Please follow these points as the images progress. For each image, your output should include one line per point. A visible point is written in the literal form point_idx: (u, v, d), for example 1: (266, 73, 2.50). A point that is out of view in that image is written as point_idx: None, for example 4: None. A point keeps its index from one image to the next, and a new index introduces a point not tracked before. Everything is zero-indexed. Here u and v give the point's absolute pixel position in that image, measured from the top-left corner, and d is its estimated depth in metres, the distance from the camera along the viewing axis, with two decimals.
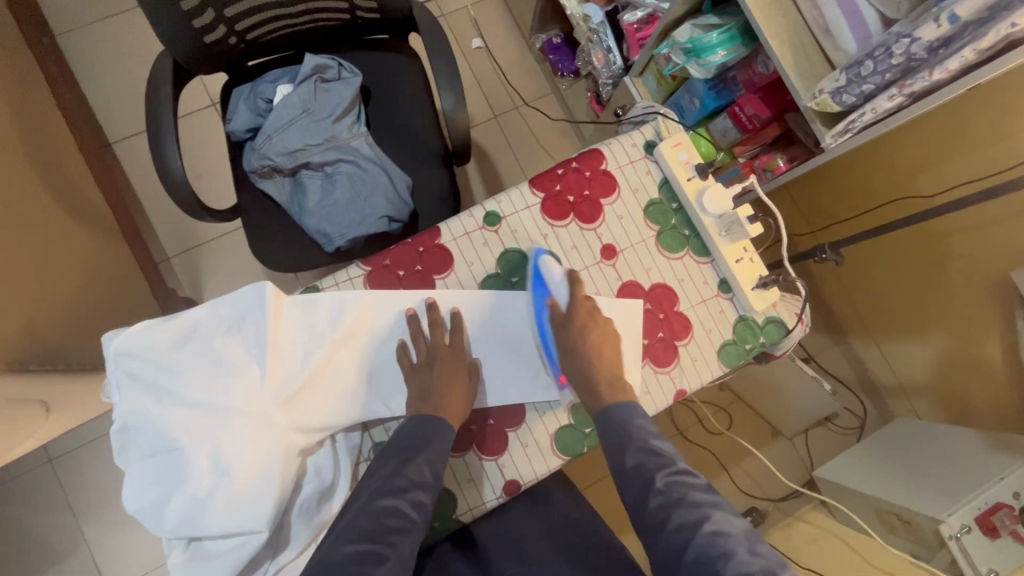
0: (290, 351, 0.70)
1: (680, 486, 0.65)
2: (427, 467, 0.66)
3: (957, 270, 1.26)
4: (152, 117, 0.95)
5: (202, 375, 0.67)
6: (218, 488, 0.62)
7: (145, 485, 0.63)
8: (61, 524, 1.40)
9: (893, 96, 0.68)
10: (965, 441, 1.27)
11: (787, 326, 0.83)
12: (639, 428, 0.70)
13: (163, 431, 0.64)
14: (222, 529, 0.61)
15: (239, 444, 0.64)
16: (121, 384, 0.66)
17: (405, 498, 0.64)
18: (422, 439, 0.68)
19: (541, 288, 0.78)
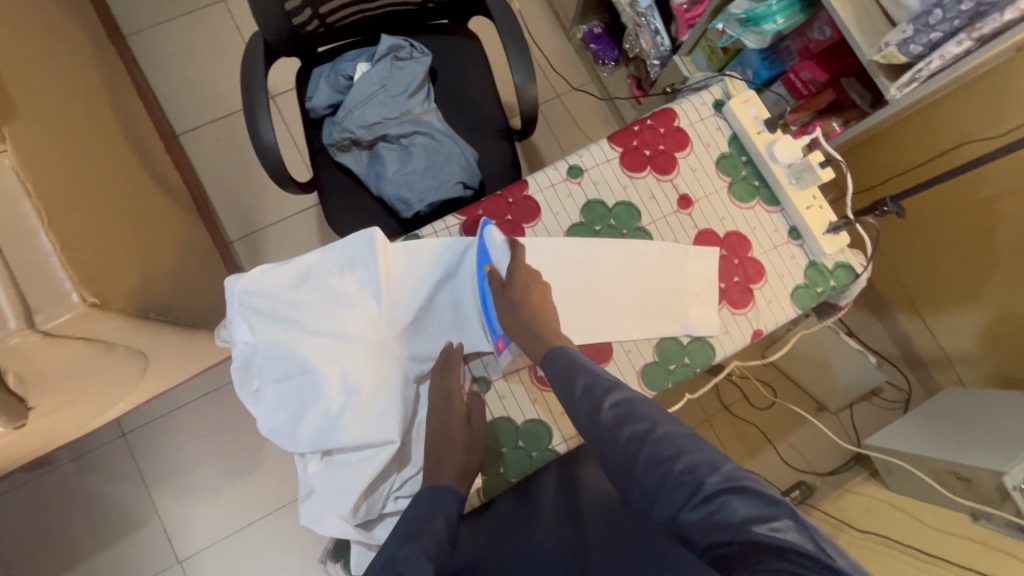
0: (397, 290, 0.75)
1: (629, 405, 0.63)
2: (427, 557, 0.59)
3: (1004, 233, 1.29)
4: (247, 91, 1.02)
5: (322, 310, 0.72)
6: (348, 406, 0.67)
7: (277, 407, 0.68)
8: (134, 494, 1.46)
9: (962, 41, 0.73)
10: (1021, 404, 1.28)
11: (855, 271, 0.87)
12: (591, 363, 0.69)
13: (291, 358, 0.69)
14: (355, 443, 0.66)
15: (364, 367, 0.69)
16: (250, 319, 0.72)
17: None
18: (428, 512, 0.64)
19: (482, 255, 0.77)
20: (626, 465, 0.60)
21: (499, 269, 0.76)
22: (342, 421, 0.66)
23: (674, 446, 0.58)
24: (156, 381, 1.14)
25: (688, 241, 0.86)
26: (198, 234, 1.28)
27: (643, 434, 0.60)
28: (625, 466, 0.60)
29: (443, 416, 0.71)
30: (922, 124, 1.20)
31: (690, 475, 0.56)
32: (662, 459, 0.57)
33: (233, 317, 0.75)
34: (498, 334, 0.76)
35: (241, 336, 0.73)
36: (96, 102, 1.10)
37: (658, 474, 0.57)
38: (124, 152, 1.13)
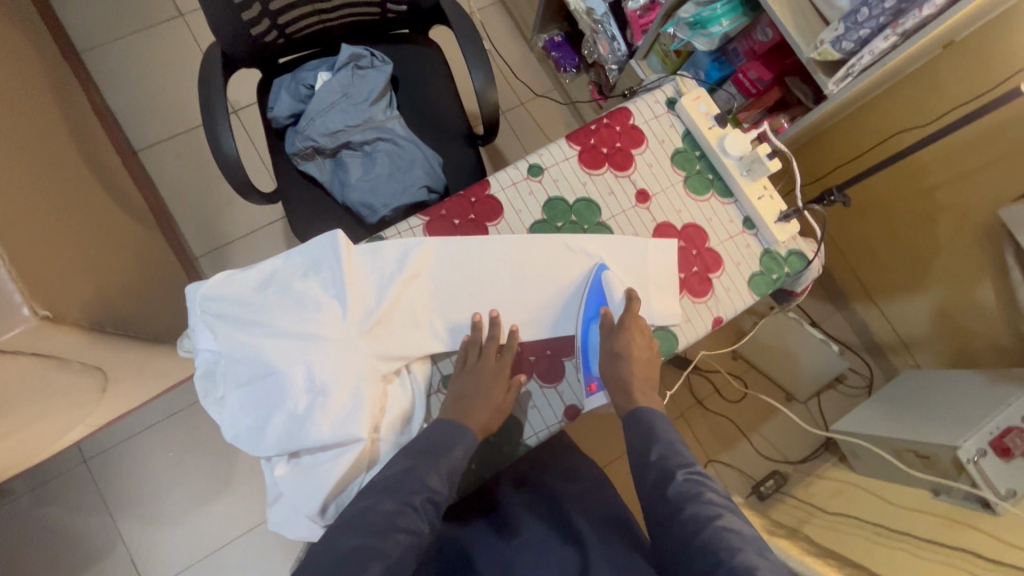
0: (363, 288, 0.76)
1: (700, 484, 0.71)
2: (441, 476, 0.68)
3: (944, 220, 1.36)
4: (205, 102, 1.01)
5: (286, 311, 0.72)
6: (314, 404, 0.66)
7: (240, 414, 0.67)
8: (100, 521, 1.40)
9: (888, 36, 0.78)
10: (973, 382, 1.35)
11: (807, 258, 0.91)
12: (670, 434, 0.77)
13: (254, 361, 0.68)
14: (322, 442, 0.65)
15: (329, 366, 0.68)
16: (212, 326, 0.71)
17: (415, 502, 0.65)
18: (446, 445, 0.70)
19: (599, 297, 0.85)
20: (683, 545, 0.66)
21: (613, 313, 0.83)
22: (309, 421, 0.66)
23: (729, 536, 0.64)
24: (120, 400, 1.10)
25: (647, 234, 0.89)
26: (158, 248, 1.25)
27: (707, 516, 0.67)
28: (682, 545, 0.67)
29: (485, 376, 0.75)
30: (861, 118, 1.26)
31: (743, 571, 0.60)
32: (716, 549, 0.63)
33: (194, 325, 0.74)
34: (593, 375, 0.82)
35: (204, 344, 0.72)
36: (47, 116, 1.08)
37: (710, 559, 0.63)
38: (78, 167, 1.10)
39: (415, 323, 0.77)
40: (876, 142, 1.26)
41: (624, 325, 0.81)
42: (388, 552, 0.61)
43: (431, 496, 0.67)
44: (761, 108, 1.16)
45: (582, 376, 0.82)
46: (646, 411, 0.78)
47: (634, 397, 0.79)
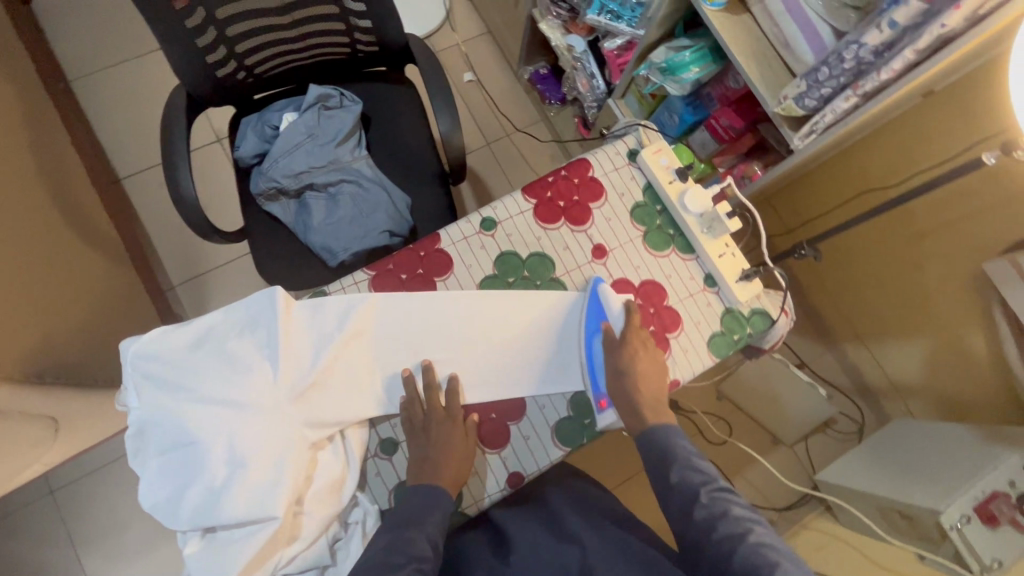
0: (301, 349, 0.74)
1: (725, 501, 0.68)
2: (427, 542, 0.67)
3: (933, 267, 1.31)
4: (167, 145, 1.01)
5: (216, 374, 0.70)
6: (232, 479, 0.65)
7: (157, 483, 0.66)
8: (64, 554, 1.38)
9: (848, 97, 0.75)
10: (962, 438, 1.28)
11: (771, 317, 0.87)
12: (684, 449, 0.73)
13: (177, 428, 0.67)
14: (236, 518, 0.64)
15: (253, 437, 0.67)
16: (139, 385, 0.69)
17: (403, 574, 0.64)
18: (422, 512, 0.69)
19: (598, 311, 0.82)
20: (719, 567, 0.64)
21: (615, 328, 0.80)
22: (224, 496, 0.64)
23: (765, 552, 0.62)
24: (73, 440, 1.09)
25: None
26: (123, 283, 1.24)
27: (739, 535, 0.64)
28: (717, 567, 0.64)
29: (437, 435, 0.74)
30: (846, 163, 1.23)
31: None
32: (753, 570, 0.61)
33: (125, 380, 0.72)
34: (601, 392, 0.80)
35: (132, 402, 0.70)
36: (13, 155, 1.08)
37: None
38: (41, 206, 1.10)
39: (353, 385, 0.75)
40: (860, 190, 1.23)
41: (625, 340, 0.78)
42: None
43: (419, 564, 0.65)
44: (735, 154, 1.15)
45: (591, 393, 0.81)
46: (661, 429, 0.74)
47: (645, 418, 0.75)
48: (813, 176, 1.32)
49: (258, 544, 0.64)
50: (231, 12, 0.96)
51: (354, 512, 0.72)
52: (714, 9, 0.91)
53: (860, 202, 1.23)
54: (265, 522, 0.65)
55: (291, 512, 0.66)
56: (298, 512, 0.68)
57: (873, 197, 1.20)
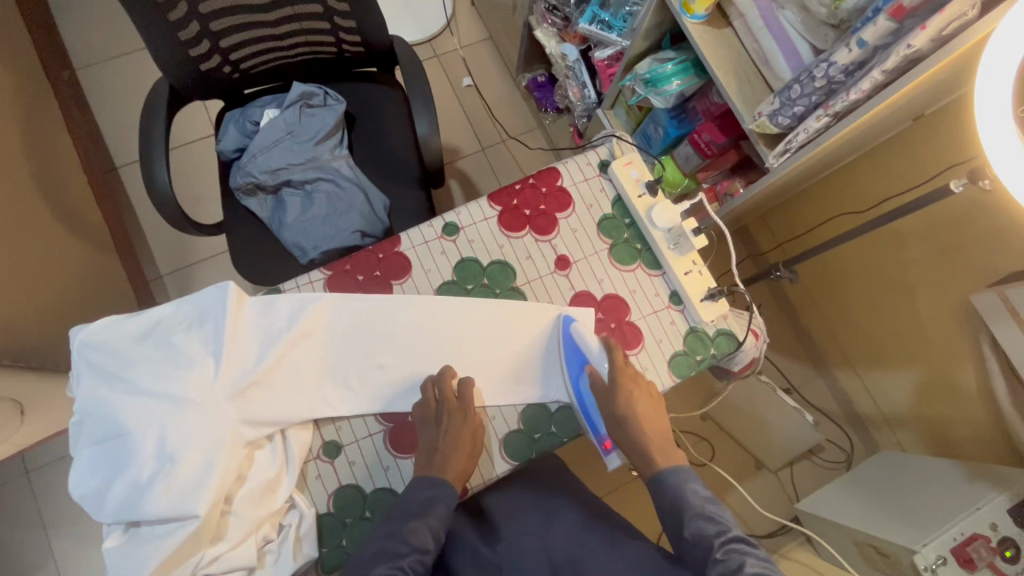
0: (247, 347, 0.73)
1: (740, 552, 0.64)
2: (429, 534, 0.68)
3: (923, 295, 1.28)
4: (146, 137, 1.02)
5: (158, 367, 0.69)
6: (160, 475, 0.65)
7: (89, 473, 0.66)
8: (31, 539, 1.36)
9: (819, 116, 0.73)
10: (948, 474, 1.24)
11: (737, 339, 0.84)
12: (696, 498, 0.69)
13: (114, 420, 0.67)
14: (159, 515, 0.64)
15: (187, 432, 0.67)
16: (82, 374, 0.69)
17: (403, 564, 0.65)
18: (428, 504, 0.69)
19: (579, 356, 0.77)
20: None
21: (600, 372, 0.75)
22: (150, 492, 0.64)
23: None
24: (39, 423, 1.09)
25: (563, 302, 0.84)
26: (97, 271, 1.25)
27: None
28: None
29: (449, 423, 0.72)
30: (833, 185, 1.23)
31: None
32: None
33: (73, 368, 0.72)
34: (603, 434, 0.77)
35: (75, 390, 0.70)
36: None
37: None
38: (24, 191, 1.12)
39: (300, 385, 0.74)
40: (837, 212, 1.23)
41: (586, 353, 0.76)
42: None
43: (420, 556, 0.67)
44: (720, 170, 1.13)
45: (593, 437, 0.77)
46: (670, 479, 0.71)
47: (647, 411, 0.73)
48: (802, 200, 1.32)
49: (178, 543, 0.64)
50: (214, 8, 0.94)
51: (287, 515, 0.71)
52: (695, 22, 0.89)
53: (835, 224, 1.24)
54: (187, 520, 0.64)
55: (217, 511, 0.66)
56: (225, 511, 0.68)
57: (848, 220, 1.20)
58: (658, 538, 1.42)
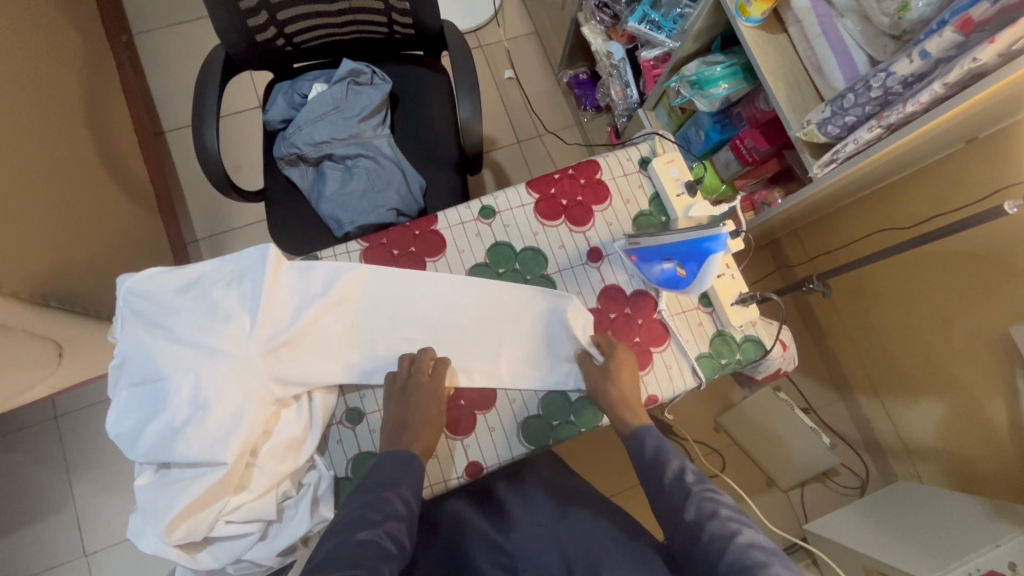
0: (279, 308, 0.75)
1: (714, 501, 0.69)
2: (402, 502, 0.68)
3: (959, 323, 1.24)
4: (200, 102, 1.05)
5: (196, 319, 0.72)
6: (193, 423, 0.68)
7: (125, 414, 0.69)
8: (55, 480, 1.41)
9: (871, 128, 0.72)
10: (968, 510, 1.20)
11: (764, 346, 0.84)
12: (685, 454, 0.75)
13: (153, 366, 0.70)
14: (188, 458, 0.67)
15: (219, 383, 0.70)
16: (129, 319, 0.72)
17: (381, 531, 0.65)
18: (402, 473, 0.69)
19: (692, 266, 0.71)
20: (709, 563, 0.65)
21: (705, 282, 0.71)
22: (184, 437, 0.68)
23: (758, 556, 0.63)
24: (75, 368, 1.14)
25: (592, 293, 0.84)
26: (139, 229, 1.29)
27: (728, 535, 0.65)
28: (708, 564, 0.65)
29: (416, 396, 0.73)
30: (877, 200, 1.19)
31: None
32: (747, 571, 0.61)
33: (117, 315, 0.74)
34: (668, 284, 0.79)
35: (116, 335, 0.73)
36: (59, 95, 1.15)
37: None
38: (79, 145, 1.16)
39: (328, 351, 0.76)
40: (875, 230, 1.21)
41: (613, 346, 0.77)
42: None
43: (398, 522, 0.67)
44: (759, 178, 1.11)
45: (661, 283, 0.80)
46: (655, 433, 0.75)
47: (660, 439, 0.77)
48: (836, 216, 1.31)
49: (205, 487, 0.67)
50: None
51: (307, 474, 0.73)
52: (749, 26, 0.88)
53: (871, 240, 1.22)
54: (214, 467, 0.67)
55: (243, 462, 0.69)
56: (250, 463, 0.70)
57: (887, 237, 1.18)
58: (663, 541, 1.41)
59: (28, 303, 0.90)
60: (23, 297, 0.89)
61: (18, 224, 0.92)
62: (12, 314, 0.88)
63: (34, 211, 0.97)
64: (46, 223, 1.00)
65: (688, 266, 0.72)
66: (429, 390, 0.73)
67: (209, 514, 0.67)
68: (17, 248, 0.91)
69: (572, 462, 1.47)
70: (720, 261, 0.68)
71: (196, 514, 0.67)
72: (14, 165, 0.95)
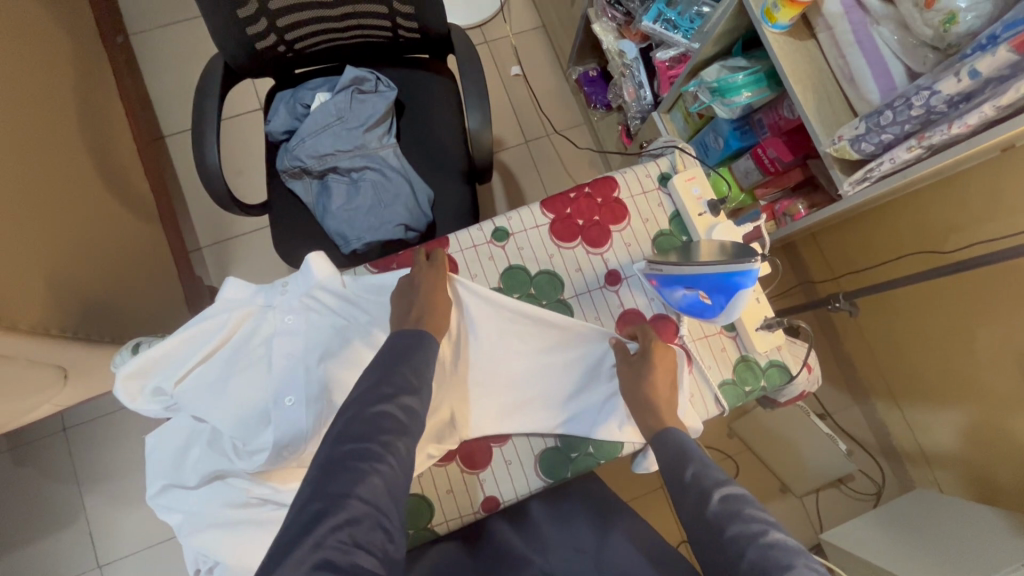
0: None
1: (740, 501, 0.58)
2: (414, 374, 0.63)
3: (985, 335, 1.20)
4: (199, 115, 1.01)
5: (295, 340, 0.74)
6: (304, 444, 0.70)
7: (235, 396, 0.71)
8: (66, 492, 1.40)
9: (911, 147, 0.67)
10: (992, 523, 1.18)
11: (790, 372, 0.81)
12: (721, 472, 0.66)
13: (299, 365, 0.73)
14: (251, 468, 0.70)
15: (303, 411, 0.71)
16: (302, 304, 0.75)
17: (392, 403, 0.60)
18: (408, 350, 0.65)
19: (720, 298, 0.68)
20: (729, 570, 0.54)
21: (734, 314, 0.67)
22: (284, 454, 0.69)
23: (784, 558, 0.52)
24: (81, 387, 1.12)
25: (610, 320, 0.81)
26: (139, 240, 1.26)
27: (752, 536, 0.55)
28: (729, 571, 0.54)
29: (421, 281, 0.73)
30: (905, 209, 1.14)
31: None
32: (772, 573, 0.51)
33: (291, 288, 0.76)
34: (693, 314, 0.75)
35: (278, 311, 0.75)
36: (54, 106, 1.11)
37: None
38: (75, 157, 1.13)
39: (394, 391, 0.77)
40: (904, 247, 1.16)
41: (634, 370, 0.74)
42: (377, 453, 0.56)
43: (405, 400, 0.61)
44: (780, 188, 1.07)
45: (687, 313, 0.76)
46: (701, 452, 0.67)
47: None
48: (859, 231, 1.26)
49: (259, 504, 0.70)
50: None
51: None
52: (775, 32, 0.83)
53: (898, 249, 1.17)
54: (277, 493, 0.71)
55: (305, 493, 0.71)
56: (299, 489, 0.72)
57: (913, 255, 1.14)
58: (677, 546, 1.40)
59: (30, 329, 0.88)
60: (24, 326, 0.86)
61: (17, 247, 0.90)
62: (12, 344, 0.85)
63: (33, 230, 0.94)
64: (46, 243, 0.97)
65: (715, 297, 0.68)
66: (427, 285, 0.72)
67: (255, 529, 0.69)
68: (14, 273, 0.87)
69: None
70: (751, 291, 0.64)
71: (249, 527, 0.69)
72: (7, 185, 0.91)
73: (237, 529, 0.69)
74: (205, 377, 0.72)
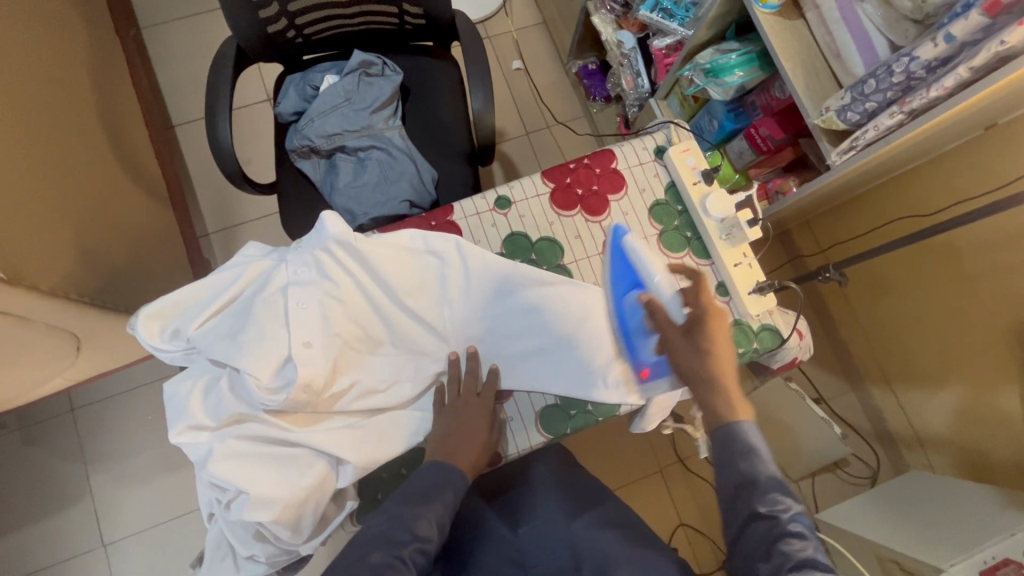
0: (435, 303, 0.81)
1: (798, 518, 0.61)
2: (430, 524, 0.65)
3: (974, 312, 1.23)
4: (212, 95, 1.05)
5: (309, 292, 0.76)
6: (322, 385, 0.73)
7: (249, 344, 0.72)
8: (73, 470, 1.43)
9: (893, 113, 0.71)
10: (983, 499, 1.20)
11: (781, 335, 0.84)
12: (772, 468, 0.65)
13: (313, 314, 0.75)
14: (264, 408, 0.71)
15: (316, 357, 0.73)
16: (315, 258, 0.77)
17: (403, 554, 0.61)
18: (435, 488, 0.68)
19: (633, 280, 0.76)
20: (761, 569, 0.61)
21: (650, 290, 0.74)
22: (306, 394, 0.72)
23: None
24: (93, 360, 1.15)
25: None
26: (150, 220, 1.29)
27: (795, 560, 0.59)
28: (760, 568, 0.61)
29: (466, 412, 0.76)
30: (894, 188, 1.18)
31: None
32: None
33: (305, 244, 0.78)
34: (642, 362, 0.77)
35: (291, 264, 0.77)
36: (71, 88, 1.15)
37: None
38: (91, 138, 1.16)
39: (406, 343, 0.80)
40: (892, 216, 1.20)
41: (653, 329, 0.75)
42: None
43: (421, 545, 0.63)
44: (772, 167, 1.11)
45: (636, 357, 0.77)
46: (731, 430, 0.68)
47: None
48: (850, 209, 1.30)
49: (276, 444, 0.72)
50: None
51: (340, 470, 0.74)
52: (766, 12, 0.87)
53: (889, 228, 1.20)
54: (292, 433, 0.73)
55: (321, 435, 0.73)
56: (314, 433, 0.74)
57: (902, 226, 1.18)
58: (673, 531, 1.43)
59: (49, 296, 0.91)
60: (43, 288, 0.90)
61: (38, 217, 0.93)
62: (31, 308, 0.88)
63: (52, 203, 0.98)
64: (64, 216, 1.00)
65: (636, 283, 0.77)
66: (469, 412, 0.76)
67: (269, 466, 0.71)
68: (35, 242, 0.91)
69: (585, 452, 1.47)
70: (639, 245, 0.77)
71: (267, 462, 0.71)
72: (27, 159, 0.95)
73: (254, 465, 0.70)
74: (222, 324, 0.74)
